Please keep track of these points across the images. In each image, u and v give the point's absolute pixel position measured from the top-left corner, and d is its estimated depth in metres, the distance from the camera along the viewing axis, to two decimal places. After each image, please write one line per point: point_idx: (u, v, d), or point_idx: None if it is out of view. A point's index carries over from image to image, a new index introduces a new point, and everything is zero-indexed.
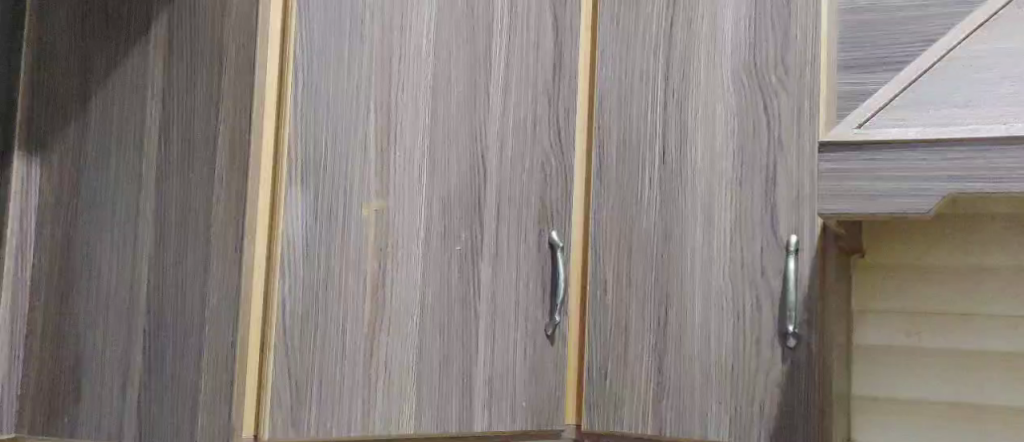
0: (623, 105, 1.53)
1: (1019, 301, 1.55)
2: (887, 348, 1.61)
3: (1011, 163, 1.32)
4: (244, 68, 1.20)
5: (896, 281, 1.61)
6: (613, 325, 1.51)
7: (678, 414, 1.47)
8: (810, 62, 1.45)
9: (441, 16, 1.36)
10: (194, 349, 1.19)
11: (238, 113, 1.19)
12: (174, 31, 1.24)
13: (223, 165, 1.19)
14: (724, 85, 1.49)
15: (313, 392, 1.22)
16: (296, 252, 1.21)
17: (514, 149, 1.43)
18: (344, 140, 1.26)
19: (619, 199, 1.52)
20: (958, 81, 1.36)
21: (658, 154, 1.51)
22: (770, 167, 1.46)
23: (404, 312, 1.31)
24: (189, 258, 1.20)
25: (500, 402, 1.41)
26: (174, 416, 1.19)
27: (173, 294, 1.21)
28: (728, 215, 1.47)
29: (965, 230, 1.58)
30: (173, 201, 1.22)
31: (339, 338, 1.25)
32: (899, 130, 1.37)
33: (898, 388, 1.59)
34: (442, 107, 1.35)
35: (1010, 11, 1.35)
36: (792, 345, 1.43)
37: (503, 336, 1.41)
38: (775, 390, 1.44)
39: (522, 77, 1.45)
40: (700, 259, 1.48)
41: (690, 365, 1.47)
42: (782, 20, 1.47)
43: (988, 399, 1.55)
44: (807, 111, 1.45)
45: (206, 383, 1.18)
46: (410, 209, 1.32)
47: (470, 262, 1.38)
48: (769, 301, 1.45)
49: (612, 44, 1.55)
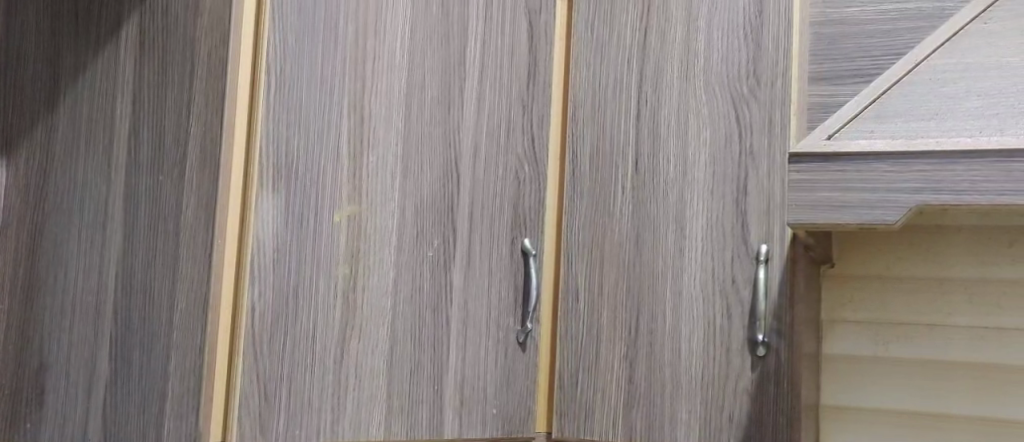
0: (595, 113, 1.54)
1: (983, 312, 1.57)
2: (858, 356, 1.61)
3: (975, 176, 1.33)
4: (217, 72, 1.19)
5: (865, 291, 1.62)
6: (585, 332, 1.52)
7: (649, 422, 1.48)
8: (782, 73, 1.46)
9: (415, 21, 1.36)
10: (162, 353, 1.18)
11: (209, 114, 1.19)
12: (146, 33, 1.23)
13: (194, 167, 1.19)
14: (697, 94, 1.50)
15: (282, 398, 1.22)
16: (266, 255, 1.20)
17: (487, 154, 1.44)
18: (316, 144, 1.25)
19: (592, 207, 1.53)
20: (926, 93, 1.38)
21: (631, 163, 1.52)
22: (742, 177, 1.47)
23: (374, 317, 1.31)
24: (159, 262, 1.19)
25: (471, 410, 1.42)
26: (141, 420, 1.18)
27: (142, 298, 1.20)
28: (700, 223, 1.48)
29: (932, 242, 1.60)
30: (143, 203, 1.21)
31: (309, 343, 1.24)
32: (867, 141, 1.39)
33: (867, 396, 1.60)
34: (416, 113, 1.35)
35: (975, 26, 1.38)
36: (762, 354, 1.44)
37: (475, 343, 1.42)
38: (745, 397, 1.44)
39: (496, 85, 1.46)
40: (672, 268, 1.49)
41: (662, 373, 1.48)
42: (754, 30, 1.48)
43: (958, 408, 1.57)
44: (778, 122, 1.46)
45: (174, 387, 1.17)
46: (383, 214, 1.32)
47: (442, 267, 1.38)
48: (739, 311, 1.46)
49: (587, 51, 1.55)
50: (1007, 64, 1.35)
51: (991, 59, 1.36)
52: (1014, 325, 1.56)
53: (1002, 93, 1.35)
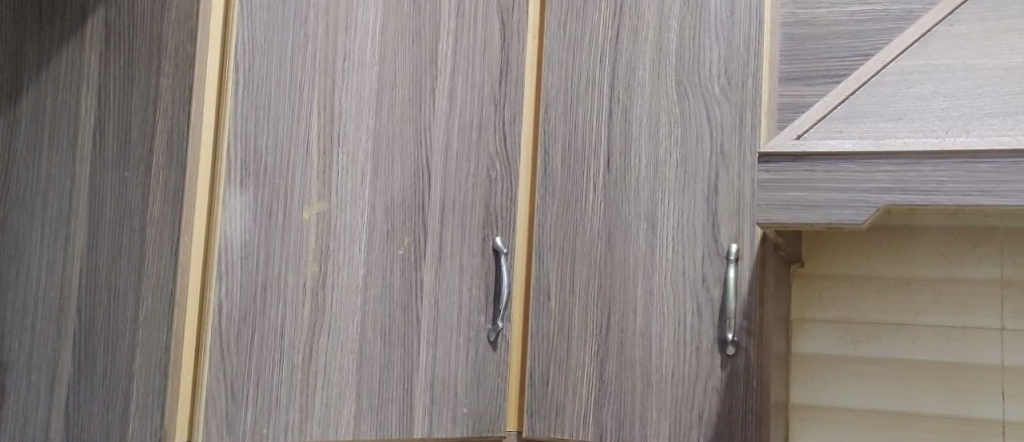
0: (567, 111, 1.55)
1: (948, 312, 1.63)
2: (826, 355, 1.67)
3: (942, 176, 1.35)
4: (184, 67, 1.18)
5: (832, 291, 1.68)
6: (555, 330, 1.52)
7: (620, 421, 1.48)
8: (752, 73, 1.47)
9: (388, 17, 1.36)
10: (126, 352, 1.17)
11: (176, 109, 1.17)
12: (111, 26, 1.22)
13: (161, 163, 1.17)
14: (668, 94, 1.50)
15: (248, 395, 1.21)
16: (233, 252, 1.20)
17: (459, 153, 1.44)
18: (286, 140, 1.25)
19: (563, 205, 1.53)
20: (894, 94, 1.39)
21: (603, 161, 1.52)
22: (713, 176, 1.47)
23: (344, 314, 1.30)
24: (124, 259, 1.18)
25: (441, 408, 1.42)
26: (104, 419, 1.17)
27: (106, 296, 1.19)
28: (671, 222, 1.49)
29: (900, 241, 1.66)
30: (108, 199, 1.20)
31: (277, 340, 1.24)
32: (836, 141, 1.41)
33: (834, 394, 1.66)
34: (387, 110, 1.35)
35: (941, 28, 1.39)
36: (731, 352, 1.45)
37: (445, 341, 1.43)
38: (714, 396, 1.45)
39: (467, 82, 1.46)
40: (644, 267, 1.49)
41: (632, 372, 1.48)
42: (725, 30, 1.49)
43: (922, 406, 1.62)
44: (749, 121, 1.47)
45: (138, 387, 1.16)
46: (354, 212, 1.32)
47: (413, 266, 1.38)
48: (709, 309, 1.46)
49: (559, 50, 1.56)
50: (973, 65, 1.36)
51: (957, 60, 1.37)
52: (976, 324, 1.62)
53: (967, 94, 1.36)
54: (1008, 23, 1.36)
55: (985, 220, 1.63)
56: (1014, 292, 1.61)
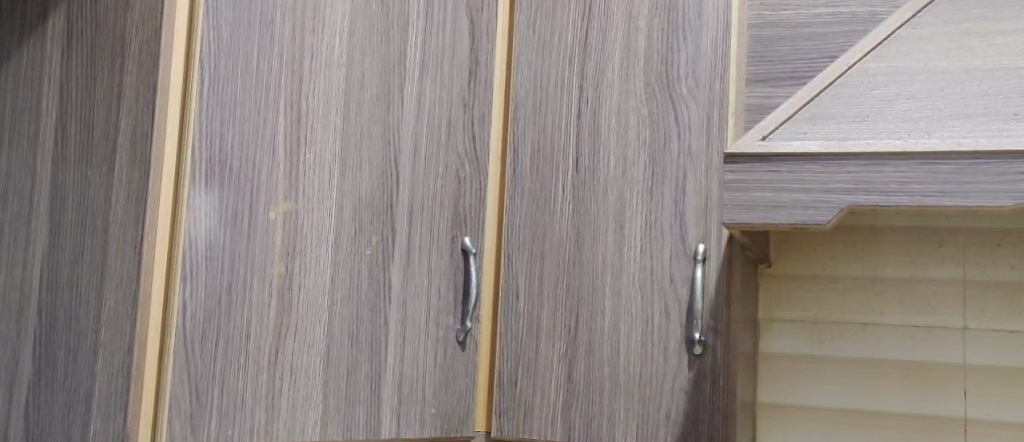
0: (536, 112, 1.55)
1: (914, 312, 1.64)
2: (793, 355, 1.68)
3: (903, 177, 1.37)
4: (148, 67, 1.18)
5: (800, 291, 1.69)
6: (524, 331, 1.52)
7: (588, 420, 1.49)
8: (720, 75, 1.48)
9: (355, 17, 1.35)
10: (88, 353, 1.16)
11: (140, 109, 1.17)
12: (75, 22, 1.22)
13: (125, 163, 1.17)
14: (637, 94, 1.51)
15: (213, 397, 1.20)
16: (199, 252, 1.19)
17: (428, 154, 1.44)
18: (252, 141, 1.24)
19: (532, 205, 1.53)
20: (856, 95, 1.40)
21: (572, 162, 1.53)
22: (680, 177, 1.48)
23: (310, 315, 1.30)
24: (86, 260, 1.18)
25: (409, 409, 1.42)
26: (64, 421, 1.16)
27: (67, 295, 1.18)
28: (639, 222, 1.49)
29: (866, 241, 1.68)
30: (69, 199, 1.20)
31: (243, 342, 1.23)
32: (800, 143, 1.41)
33: (801, 394, 1.67)
34: (354, 110, 1.35)
35: (905, 31, 1.40)
36: (698, 352, 1.45)
37: (413, 342, 1.43)
38: (680, 396, 1.46)
39: (436, 82, 1.46)
40: (612, 267, 1.50)
41: (600, 372, 1.49)
42: (693, 32, 1.50)
43: (888, 406, 1.63)
44: (716, 122, 1.48)
45: (101, 390, 1.15)
46: (321, 212, 1.31)
47: (381, 266, 1.38)
48: (676, 309, 1.47)
49: (529, 51, 1.56)
50: (934, 68, 1.37)
51: (919, 63, 1.38)
52: (941, 324, 1.63)
53: (929, 96, 1.37)
54: (968, 27, 1.37)
55: (947, 220, 1.65)
56: (976, 292, 1.62)
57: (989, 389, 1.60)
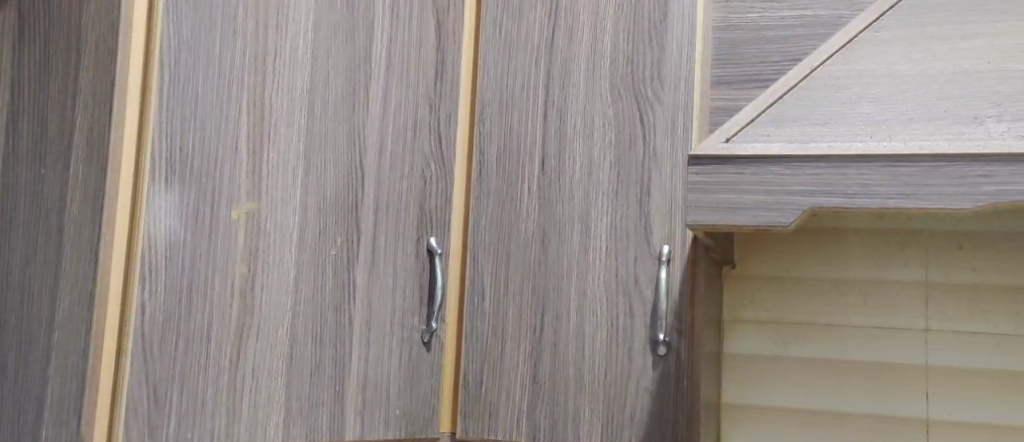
0: (502, 112, 1.55)
1: (878, 313, 1.65)
2: (758, 356, 1.69)
3: (866, 179, 1.37)
4: (104, 65, 1.17)
5: (766, 292, 1.70)
6: (488, 331, 1.52)
7: (552, 421, 1.48)
8: (685, 77, 1.49)
9: (320, 15, 1.35)
10: (41, 354, 1.16)
11: (96, 107, 1.16)
12: (25, 16, 1.20)
13: (81, 161, 1.16)
14: (603, 96, 1.51)
15: (173, 399, 1.20)
16: (158, 252, 1.19)
17: (392, 154, 1.44)
18: (213, 140, 1.23)
19: (498, 206, 1.53)
20: (819, 98, 1.41)
21: (539, 163, 1.52)
22: (645, 179, 1.48)
23: (272, 316, 1.29)
24: (39, 259, 1.17)
25: (373, 409, 1.42)
26: (16, 424, 1.15)
27: (19, 297, 1.17)
28: (604, 223, 1.49)
29: (831, 243, 1.68)
30: (21, 197, 1.18)
31: (202, 343, 1.22)
32: (763, 145, 1.41)
33: (766, 394, 1.68)
34: (318, 108, 1.34)
35: (867, 34, 1.41)
36: (662, 353, 1.46)
37: (378, 343, 1.42)
38: (645, 397, 1.46)
39: (402, 81, 1.45)
40: (577, 268, 1.50)
41: (565, 373, 1.49)
42: (658, 35, 1.50)
43: (853, 407, 1.64)
44: (681, 125, 1.48)
45: (54, 393, 1.15)
46: (284, 212, 1.31)
47: (345, 268, 1.38)
48: (641, 310, 1.47)
49: (495, 50, 1.55)
50: (897, 72, 1.38)
51: (881, 66, 1.39)
52: (905, 325, 1.64)
53: (891, 99, 1.37)
54: (932, 30, 1.38)
55: (911, 223, 1.65)
56: (938, 294, 1.63)
57: (951, 390, 1.61)
